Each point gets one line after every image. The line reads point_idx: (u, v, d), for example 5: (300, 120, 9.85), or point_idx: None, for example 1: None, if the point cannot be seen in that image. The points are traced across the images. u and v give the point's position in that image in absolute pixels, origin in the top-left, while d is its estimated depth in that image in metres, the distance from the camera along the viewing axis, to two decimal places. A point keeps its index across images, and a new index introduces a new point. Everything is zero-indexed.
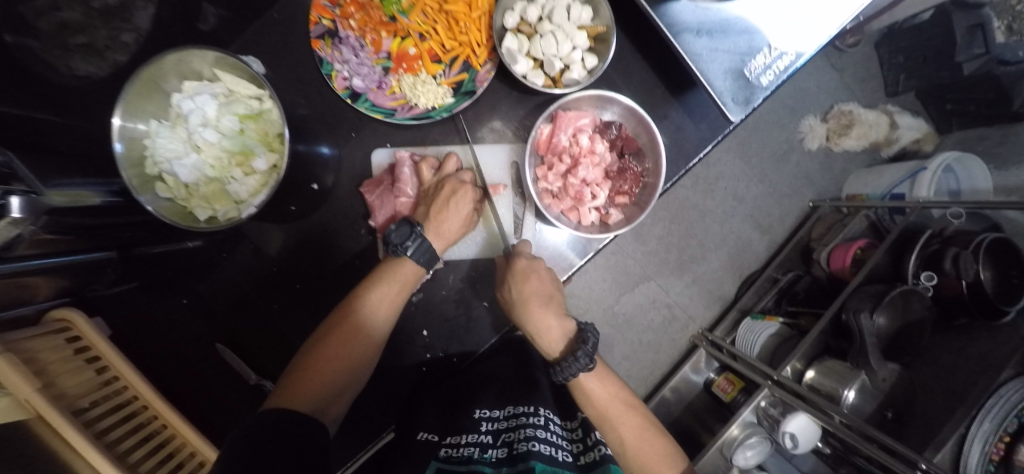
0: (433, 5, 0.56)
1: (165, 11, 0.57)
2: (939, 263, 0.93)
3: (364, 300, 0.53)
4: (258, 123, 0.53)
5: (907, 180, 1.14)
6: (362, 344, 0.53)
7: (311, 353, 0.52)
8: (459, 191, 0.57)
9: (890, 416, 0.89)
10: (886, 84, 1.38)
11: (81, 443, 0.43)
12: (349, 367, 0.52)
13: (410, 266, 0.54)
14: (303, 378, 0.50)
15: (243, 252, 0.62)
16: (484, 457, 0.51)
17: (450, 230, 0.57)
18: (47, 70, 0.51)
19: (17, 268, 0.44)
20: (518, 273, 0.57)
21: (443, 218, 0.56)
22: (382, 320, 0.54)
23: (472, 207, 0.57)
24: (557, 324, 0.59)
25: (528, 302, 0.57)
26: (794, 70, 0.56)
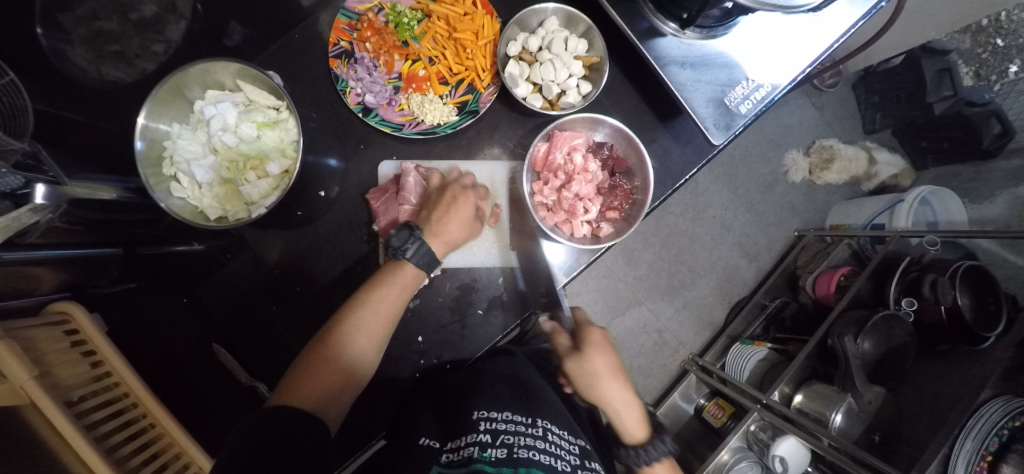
0: (443, 32, 0.61)
1: (197, 26, 0.57)
2: (919, 289, 0.97)
3: (366, 302, 0.54)
4: (275, 131, 0.56)
5: (886, 211, 1.21)
6: (362, 346, 0.54)
7: (311, 353, 0.53)
8: (461, 199, 0.60)
9: (876, 439, 0.90)
10: (864, 122, 1.46)
11: (71, 434, 0.44)
12: (349, 368, 0.53)
13: (410, 268, 0.57)
14: (303, 379, 0.50)
15: (243, 260, 0.65)
16: (484, 457, 0.47)
17: (452, 235, 0.59)
18: (76, 72, 0.49)
19: (24, 256, 0.46)
20: (594, 347, 0.60)
21: (445, 224, 0.59)
22: (384, 321, 0.55)
23: (473, 213, 0.61)
24: (633, 406, 0.59)
25: (609, 380, 0.59)
26: (770, 101, 0.61)
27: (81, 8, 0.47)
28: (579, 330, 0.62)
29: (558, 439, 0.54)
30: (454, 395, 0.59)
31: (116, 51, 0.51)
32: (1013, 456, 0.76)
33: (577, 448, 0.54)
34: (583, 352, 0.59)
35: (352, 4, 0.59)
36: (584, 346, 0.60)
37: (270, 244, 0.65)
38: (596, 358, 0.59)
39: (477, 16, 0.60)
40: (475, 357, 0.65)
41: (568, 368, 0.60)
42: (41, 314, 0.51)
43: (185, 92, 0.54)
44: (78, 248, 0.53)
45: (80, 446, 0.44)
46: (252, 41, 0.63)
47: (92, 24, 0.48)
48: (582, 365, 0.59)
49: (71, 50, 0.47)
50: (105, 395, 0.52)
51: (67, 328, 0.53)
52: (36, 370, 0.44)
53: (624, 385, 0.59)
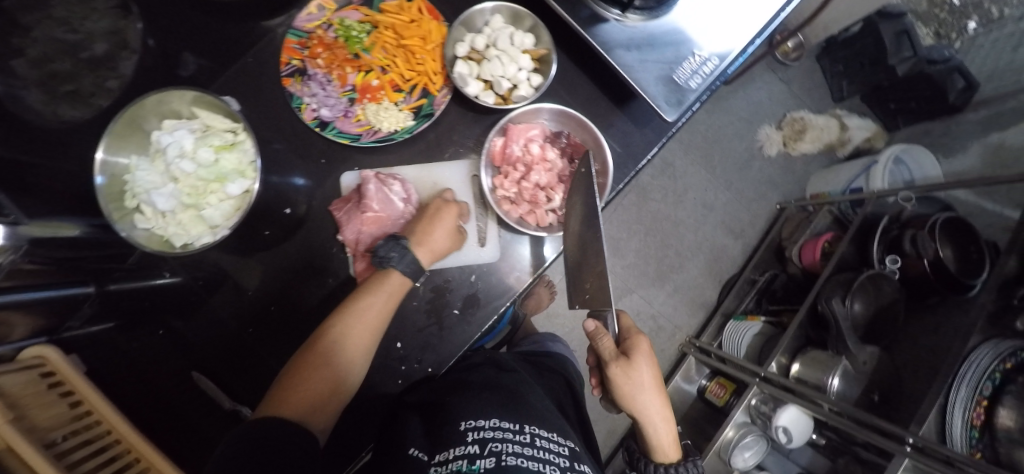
0: (392, 41, 0.62)
1: (148, 60, 0.57)
2: (900, 245, 0.98)
3: (353, 308, 0.55)
4: (233, 153, 0.56)
5: (862, 174, 1.22)
6: (348, 353, 0.54)
7: (297, 363, 0.54)
8: (444, 211, 0.61)
9: (877, 399, 0.89)
10: (832, 91, 1.47)
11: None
12: (338, 373, 0.54)
13: (397, 276, 0.57)
14: (293, 383, 0.52)
15: (226, 292, 0.68)
16: (472, 469, 0.46)
17: (436, 245, 0.59)
18: (35, 116, 0.48)
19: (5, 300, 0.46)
20: (642, 358, 0.62)
21: (427, 232, 0.59)
22: (369, 328, 0.55)
23: (456, 224, 0.61)
24: (668, 427, 0.64)
25: (652, 395, 0.62)
26: (719, 74, 0.62)
27: (32, 49, 0.48)
28: (628, 340, 0.64)
29: (546, 442, 0.53)
30: (440, 401, 0.59)
31: (71, 91, 0.52)
32: (1009, 398, 0.76)
33: (566, 450, 0.54)
34: (632, 360, 0.62)
35: (300, 23, 0.60)
36: (632, 355, 0.62)
37: (254, 265, 0.67)
38: (645, 372, 0.61)
39: (424, 22, 0.62)
40: (459, 352, 0.64)
41: (612, 373, 0.61)
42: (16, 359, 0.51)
43: (142, 124, 0.55)
44: (43, 289, 0.53)
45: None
46: (206, 71, 0.63)
47: (44, 65, 0.49)
48: (629, 375, 0.61)
49: (27, 93, 0.48)
50: (84, 434, 0.51)
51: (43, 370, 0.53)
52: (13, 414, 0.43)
53: (663, 403, 0.63)
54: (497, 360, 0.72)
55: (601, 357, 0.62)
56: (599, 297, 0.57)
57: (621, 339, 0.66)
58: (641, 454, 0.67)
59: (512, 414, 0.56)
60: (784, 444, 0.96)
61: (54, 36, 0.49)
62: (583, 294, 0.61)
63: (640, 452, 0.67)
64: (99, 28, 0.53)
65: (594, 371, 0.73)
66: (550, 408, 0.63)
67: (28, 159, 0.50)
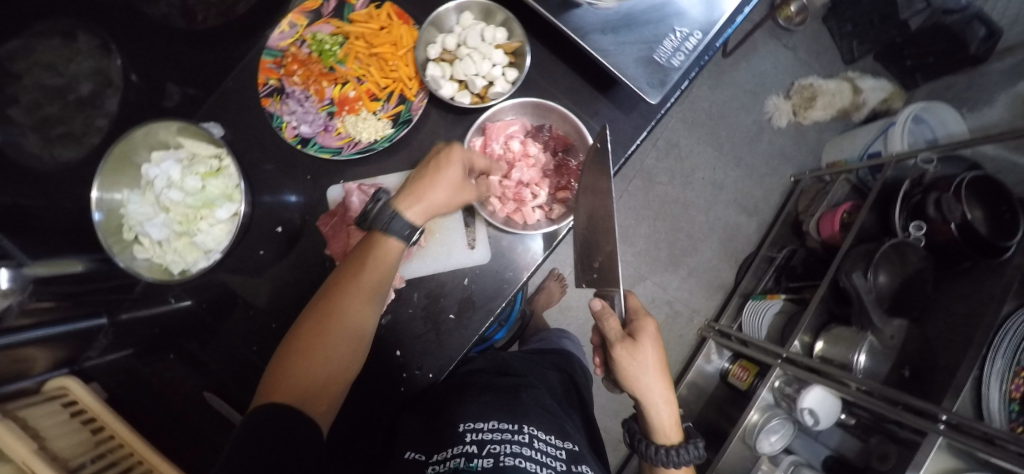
0: (364, 50, 0.62)
1: (131, 95, 0.59)
2: (923, 210, 0.91)
3: (352, 284, 0.53)
4: (219, 179, 0.59)
5: (880, 138, 1.16)
6: (350, 329, 0.53)
7: (296, 341, 0.51)
8: (448, 161, 0.54)
9: (907, 375, 0.86)
10: (842, 52, 1.39)
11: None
12: (340, 356, 0.52)
13: (392, 243, 0.55)
14: (293, 371, 0.49)
15: (237, 316, 0.68)
16: (469, 468, 0.47)
17: (435, 199, 0.55)
18: (32, 160, 0.51)
19: (19, 338, 0.49)
20: (647, 340, 0.60)
21: (425, 188, 0.54)
22: (368, 302, 0.54)
23: (457, 178, 0.55)
24: (671, 412, 0.62)
25: (656, 377, 0.60)
26: (703, 49, 0.59)
27: (25, 97, 0.47)
28: (634, 322, 0.62)
29: (544, 445, 0.53)
30: (442, 406, 0.60)
31: (63, 133, 0.53)
32: None
33: (563, 453, 0.54)
34: (636, 341, 0.60)
35: (273, 43, 0.60)
36: (638, 337, 0.60)
37: (254, 286, 0.68)
38: (650, 353, 0.60)
39: (393, 28, 0.62)
40: (458, 357, 0.64)
41: (617, 354, 0.60)
42: (42, 392, 0.55)
43: (133, 158, 0.57)
44: (61, 325, 0.55)
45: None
46: (191, 99, 0.64)
47: (35, 112, 0.49)
48: (634, 356, 0.59)
49: (25, 139, 0.49)
50: (107, 457, 0.53)
51: (64, 401, 0.56)
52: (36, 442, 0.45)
53: (667, 386, 0.61)
54: (501, 363, 0.72)
55: (606, 338, 0.60)
56: (610, 270, 0.57)
57: (627, 320, 0.64)
58: (641, 435, 0.64)
59: (510, 416, 0.57)
60: (811, 426, 0.92)
61: (42, 83, 0.48)
62: (591, 272, 0.61)
63: (640, 433, 0.65)
64: (84, 69, 0.52)
65: (599, 352, 0.70)
66: (552, 407, 0.63)
67: (27, 201, 0.52)
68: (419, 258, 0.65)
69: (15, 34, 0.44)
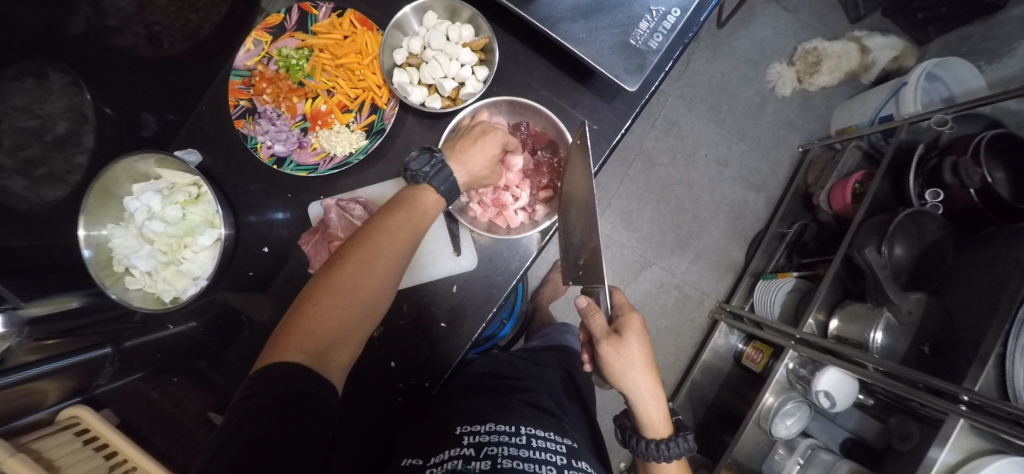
0: (331, 62, 0.62)
1: (107, 128, 0.58)
2: (940, 177, 0.85)
3: (374, 241, 0.51)
4: (200, 207, 0.62)
5: (892, 100, 1.09)
6: (373, 286, 0.50)
7: (318, 288, 0.49)
8: (490, 133, 0.57)
9: (927, 351, 0.82)
10: (847, 11, 1.32)
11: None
12: (364, 309, 0.50)
13: (432, 195, 0.55)
14: (317, 315, 0.47)
15: (235, 336, 0.70)
16: (468, 469, 0.47)
17: (475, 166, 0.56)
18: (21, 203, 0.49)
19: (22, 376, 0.49)
20: (633, 336, 0.59)
21: (467, 155, 0.56)
22: (389, 262, 0.52)
23: (498, 152, 0.57)
24: (660, 407, 0.61)
25: (644, 373, 0.59)
26: (681, 28, 0.56)
27: (7, 139, 0.45)
28: (621, 318, 0.62)
29: (543, 442, 0.53)
30: (437, 416, 0.59)
31: (46, 173, 0.52)
32: None
33: (564, 447, 0.54)
34: (622, 338, 0.59)
35: (239, 63, 0.60)
36: (625, 333, 0.59)
37: (249, 308, 0.69)
38: (636, 350, 0.59)
39: (358, 35, 0.62)
40: (453, 365, 0.63)
41: (603, 351, 0.59)
42: (55, 422, 0.55)
43: (116, 192, 0.59)
44: (65, 357, 0.56)
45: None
46: (170, 125, 0.66)
47: (17, 154, 0.47)
48: (620, 352, 0.58)
49: (13, 182, 0.47)
50: None
51: (78, 429, 0.56)
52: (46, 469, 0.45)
53: (655, 381, 0.61)
54: (498, 368, 0.71)
55: (593, 335, 0.60)
56: (592, 270, 0.56)
57: (613, 316, 0.63)
58: (632, 431, 0.63)
59: (505, 417, 0.56)
60: (827, 408, 0.90)
61: (19, 126, 0.46)
62: (578, 268, 0.60)
63: (631, 429, 0.64)
64: (59, 107, 0.50)
65: (586, 347, 0.68)
66: (550, 407, 0.63)
67: (23, 243, 0.52)
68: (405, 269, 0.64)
69: None
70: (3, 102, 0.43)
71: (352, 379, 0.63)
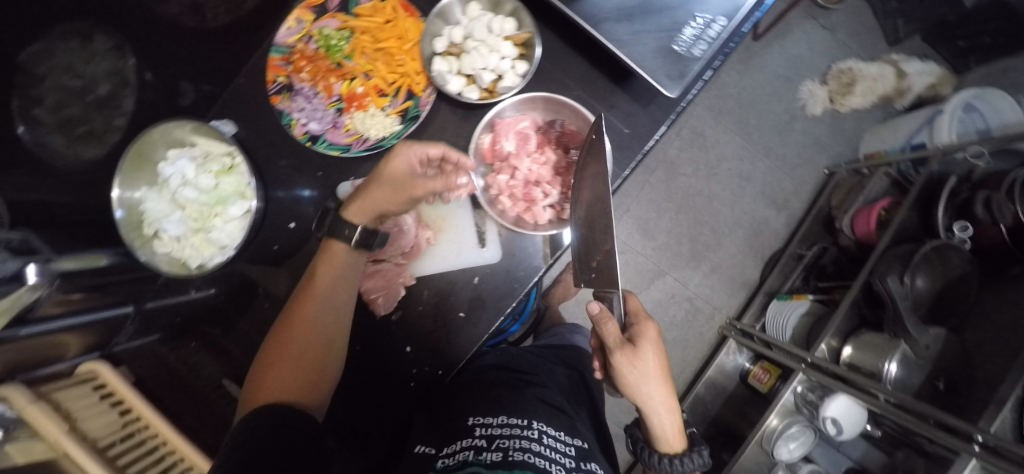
0: (371, 45, 0.62)
1: (147, 93, 0.60)
2: (971, 210, 0.86)
3: (301, 302, 0.56)
4: (231, 176, 0.61)
5: (925, 128, 1.07)
6: (312, 336, 0.55)
7: (267, 358, 0.54)
8: (395, 158, 0.54)
9: (942, 387, 0.81)
10: (886, 33, 1.30)
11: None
12: (311, 359, 0.54)
13: (338, 245, 0.57)
14: (263, 384, 0.52)
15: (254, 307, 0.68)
16: (478, 460, 0.48)
17: (382, 192, 0.55)
18: (58, 160, 0.51)
19: (49, 329, 0.52)
20: (648, 346, 0.59)
21: (376, 186, 0.55)
22: (321, 311, 0.56)
23: (406, 169, 0.55)
24: (673, 422, 0.62)
25: (657, 384, 0.59)
26: (726, 37, 0.55)
27: (50, 98, 0.46)
28: (635, 327, 0.61)
29: (553, 441, 0.53)
30: (455, 404, 0.61)
31: (85, 131, 0.54)
32: None
33: (572, 450, 0.53)
34: (636, 347, 0.59)
35: (281, 39, 0.61)
36: (639, 343, 0.59)
37: (265, 280, 0.68)
38: (651, 360, 0.59)
39: (400, 21, 0.62)
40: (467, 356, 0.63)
41: (617, 361, 0.58)
42: (74, 375, 0.58)
43: (151, 156, 0.60)
44: (86, 314, 0.58)
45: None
46: (206, 96, 0.65)
47: (59, 111, 0.48)
48: (634, 363, 0.58)
49: (52, 138, 0.49)
50: (135, 437, 0.57)
51: (96, 384, 0.59)
52: (68, 423, 0.48)
53: (669, 393, 0.60)
54: (509, 360, 0.72)
55: (606, 344, 0.59)
56: (611, 273, 0.55)
57: (627, 324, 0.62)
58: (644, 442, 0.65)
59: (518, 410, 0.57)
60: (834, 436, 0.89)
61: (62, 84, 0.48)
62: (590, 271, 0.59)
63: (643, 440, 0.66)
64: (102, 70, 0.52)
65: (597, 354, 0.68)
66: (562, 404, 0.63)
67: (56, 199, 0.53)
68: (427, 256, 0.64)
69: (33, 37, 0.42)
70: (45, 61, 0.44)
71: (371, 362, 0.64)
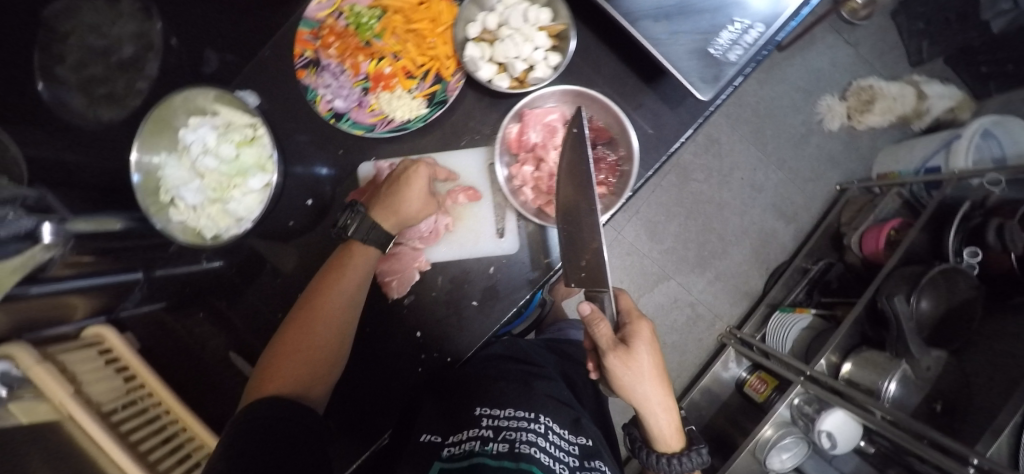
0: (402, 25, 0.61)
1: (172, 58, 0.60)
2: (983, 236, 0.86)
3: (316, 298, 0.56)
4: (252, 148, 0.60)
5: (942, 151, 1.07)
6: (324, 334, 0.55)
7: (277, 349, 0.56)
8: (416, 177, 0.58)
9: (939, 409, 0.82)
10: (910, 53, 1.29)
11: (105, 462, 0.46)
12: (320, 356, 0.55)
13: (360, 247, 0.58)
14: (273, 376, 0.53)
15: (261, 280, 0.67)
16: (485, 450, 0.47)
17: (407, 210, 0.58)
18: (79, 121, 0.52)
19: (55, 288, 0.52)
20: (642, 345, 0.58)
21: (400, 203, 0.58)
22: (335, 310, 0.56)
23: (427, 186, 0.59)
24: (670, 419, 0.62)
25: (652, 384, 0.59)
26: (764, 43, 0.55)
27: (72, 57, 0.49)
28: (628, 327, 0.60)
29: (558, 438, 0.53)
30: (460, 390, 0.60)
31: (105, 93, 0.55)
32: None
33: (577, 449, 0.53)
34: (630, 347, 0.58)
35: (312, 13, 0.60)
36: (633, 343, 0.58)
37: (274, 256, 0.67)
38: (645, 360, 0.58)
39: (433, 3, 0.61)
40: (477, 343, 0.63)
41: (611, 363, 0.57)
42: (79, 338, 0.57)
43: (173, 122, 0.59)
44: (94, 277, 0.59)
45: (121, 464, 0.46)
46: (229, 66, 0.64)
47: (81, 71, 0.51)
48: (628, 365, 0.57)
49: (71, 96, 0.51)
50: (138, 405, 0.56)
51: (101, 348, 0.58)
52: (74, 386, 0.47)
53: (665, 392, 0.60)
54: (517, 352, 0.72)
55: (599, 346, 0.58)
56: None
57: (620, 323, 0.61)
58: (642, 442, 0.65)
59: (525, 403, 0.57)
60: (828, 450, 0.90)
61: (86, 43, 0.51)
62: (578, 271, 0.57)
63: (641, 440, 0.66)
64: (126, 31, 0.55)
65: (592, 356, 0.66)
66: (568, 399, 0.63)
67: (75, 158, 0.53)
68: (445, 243, 0.64)
69: None
70: (70, 19, 0.48)
71: (381, 344, 0.64)
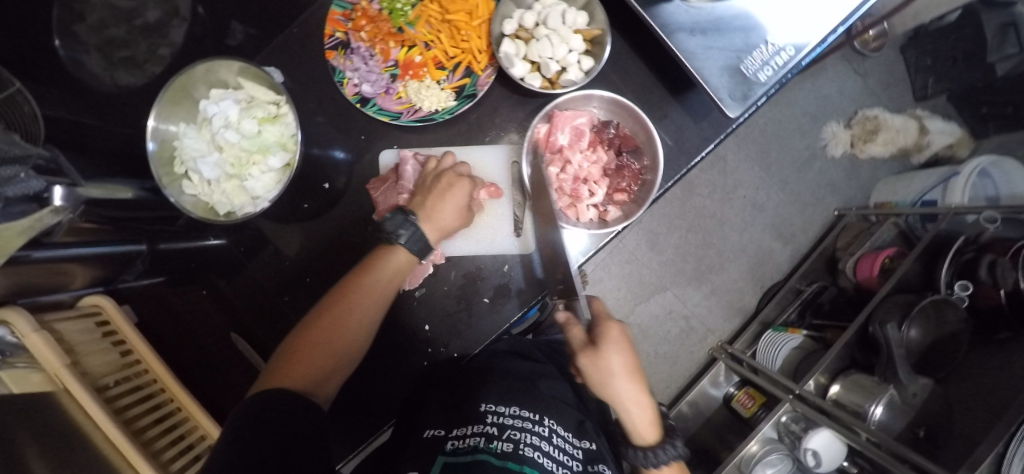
0: (437, 15, 0.61)
1: (197, 28, 0.62)
2: (974, 271, 0.89)
3: (350, 295, 0.55)
4: (275, 125, 0.58)
5: (939, 186, 1.10)
6: (351, 332, 0.54)
7: (299, 339, 0.54)
8: (458, 189, 0.59)
9: (921, 435, 0.84)
10: (914, 88, 1.33)
11: (99, 439, 0.44)
12: (341, 353, 0.54)
13: (404, 254, 0.57)
14: (291, 366, 0.51)
15: (264, 257, 0.65)
16: (490, 448, 0.47)
17: (445, 222, 0.59)
18: (92, 80, 0.56)
19: (59, 254, 0.50)
20: (610, 345, 0.58)
21: (440, 215, 0.59)
22: (367, 310, 0.55)
23: (466, 200, 0.60)
24: (642, 412, 0.60)
25: (623, 381, 0.58)
26: (794, 66, 0.56)
27: (92, 16, 0.55)
28: (599, 328, 0.60)
29: (562, 442, 0.53)
30: (463, 386, 0.59)
31: (127, 57, 0.59)
32: None
33: (580, 453, 0.53)
34: (598, 348, 0.58)
35: None
36: (601, 344, 0.59)
37: (278, 237, 0.65)
38: (614, 360, 0.58)
39: None
40: (484, 340, 0.63)
41: (582, 364, 0.59)
42: (76, 307, 0.55)
43: (192, 92, 0.58)
44: (98, 245, 0.56)
45: (116, 442, 0.44)
46: (252, 40, 0.64)
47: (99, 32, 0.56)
48: (597, 364, 0.58)
49: (87, 58, 0.56)
50: (133, 381, 0.54)
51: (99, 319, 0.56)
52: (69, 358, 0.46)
53: (638, 387, 0.59)
54: (522, 351, 0.72)
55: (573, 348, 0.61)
56: None
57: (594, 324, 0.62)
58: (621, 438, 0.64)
59: (531, 404, 0.57)
60: (812, 468, 0.92)
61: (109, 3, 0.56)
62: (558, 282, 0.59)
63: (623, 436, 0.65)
64: None
65: None
66: (571, 402, 0.63)
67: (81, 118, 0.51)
68: (463, 238, 0.64)
69: None
70: None
71: (388, 335, 0.64)
